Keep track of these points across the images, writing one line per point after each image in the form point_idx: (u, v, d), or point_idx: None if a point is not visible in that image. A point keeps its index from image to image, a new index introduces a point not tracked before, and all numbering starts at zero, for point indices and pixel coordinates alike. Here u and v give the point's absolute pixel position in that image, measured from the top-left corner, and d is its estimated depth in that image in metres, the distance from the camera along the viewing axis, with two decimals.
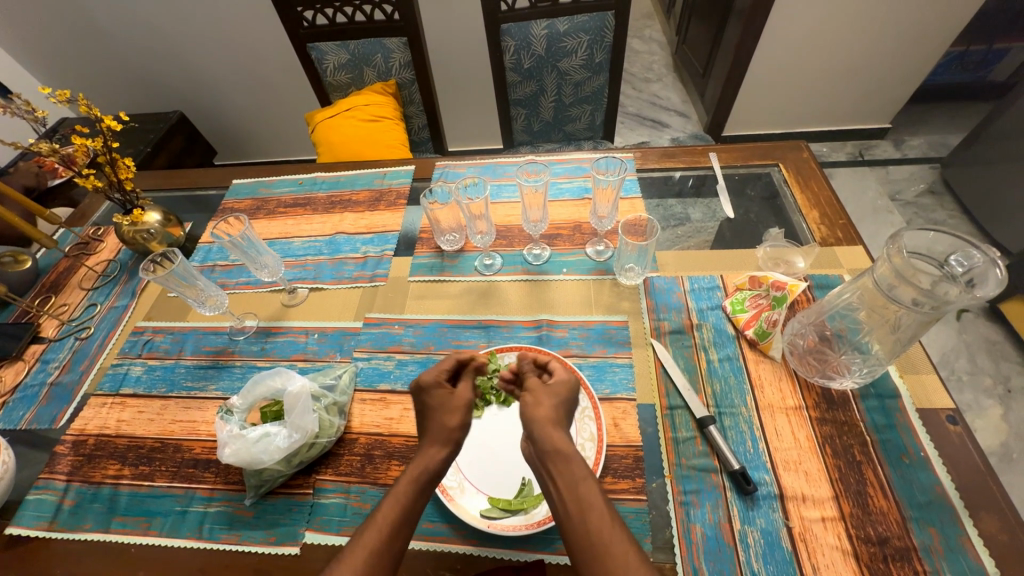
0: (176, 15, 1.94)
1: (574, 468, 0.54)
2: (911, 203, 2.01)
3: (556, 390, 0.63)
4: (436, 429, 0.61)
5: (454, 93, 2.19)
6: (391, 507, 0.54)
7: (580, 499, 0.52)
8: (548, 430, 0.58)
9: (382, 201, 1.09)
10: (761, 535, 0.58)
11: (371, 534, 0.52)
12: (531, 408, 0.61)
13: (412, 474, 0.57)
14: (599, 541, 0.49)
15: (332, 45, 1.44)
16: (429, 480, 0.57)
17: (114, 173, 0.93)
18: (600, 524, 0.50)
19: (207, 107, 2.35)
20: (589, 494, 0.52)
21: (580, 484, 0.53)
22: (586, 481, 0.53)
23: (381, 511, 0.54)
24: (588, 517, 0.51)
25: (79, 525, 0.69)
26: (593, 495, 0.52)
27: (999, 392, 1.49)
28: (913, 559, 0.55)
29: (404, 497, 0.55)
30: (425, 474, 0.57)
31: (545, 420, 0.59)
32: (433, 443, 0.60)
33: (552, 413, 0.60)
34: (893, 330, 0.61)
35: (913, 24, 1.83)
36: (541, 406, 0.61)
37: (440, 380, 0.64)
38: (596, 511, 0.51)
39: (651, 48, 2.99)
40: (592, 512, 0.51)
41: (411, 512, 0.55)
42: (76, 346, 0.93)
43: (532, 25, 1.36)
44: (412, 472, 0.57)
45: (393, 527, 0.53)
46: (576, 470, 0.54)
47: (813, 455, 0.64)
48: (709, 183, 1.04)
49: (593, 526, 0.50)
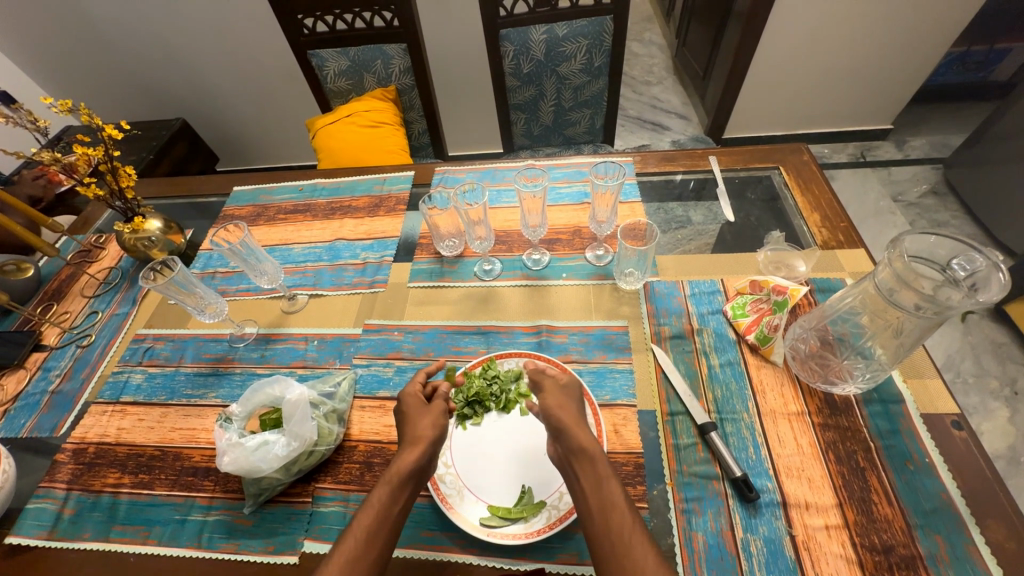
0: (178, 23, 1.95)
1: (598, 468, 0.54)
2: (914, 204, 2.00)
3: (571, 393, 0.65)
4: (412, 430, 0.62)
5: (455, 98, 2.20)
6: (366, 514, 0.54)
7: (603, 499, 0.52)
8: (574, 429, 0.58)
9: (381, 207, 1.09)
10: (764, 543, 0.57)
11: (350, 541, 0.51)
12: (555, 407, 0.62)
13: (383, 478, 0.57)
14: (620, 541, 0.48)
15: (332, 52, 1.45)
16: (407, 481, 0.57)
17: (115, 182, 0.93)
18: (622, 524, 0.50)
19: (209, 114, 2.36)
20: (612, 493, 0.52)
21: (604, 483, 0.53)
22: (609, 481, 0.53)
23: (358, 517, 0.53)
24: (609, 517, 0.51)
25: (78, 534, 0.69)
26: (616, 495, 0.52)
27: (1005, 394, 1.47)
28: (918, 566, 0.54)
29: (377, 502, 0.55)
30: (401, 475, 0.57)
31: (570, 421, 0.59)
32: (409, 445, 0.60)
33: (572, 416, 0.60)
34: (896, 335, 0.60)
35: (913, 24, 1.82)
36: (566, 408, 0.61)
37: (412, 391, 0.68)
38: (617, 511, 0.50)
39: (650, 51, 2.99)
40: (614, 512, 0.50)
41: (387, 516, 0.54)
42: (77, 354, 0.93)
43: (530, 30, 1.36)
44: (389, 474, 0.57)
45: (370, 532, 0.52)
46: (601, 469, 0.54)
47: (816, 461, 0.63)
48: (709, 185, 1.04)
49: (615, 525, 0.50)
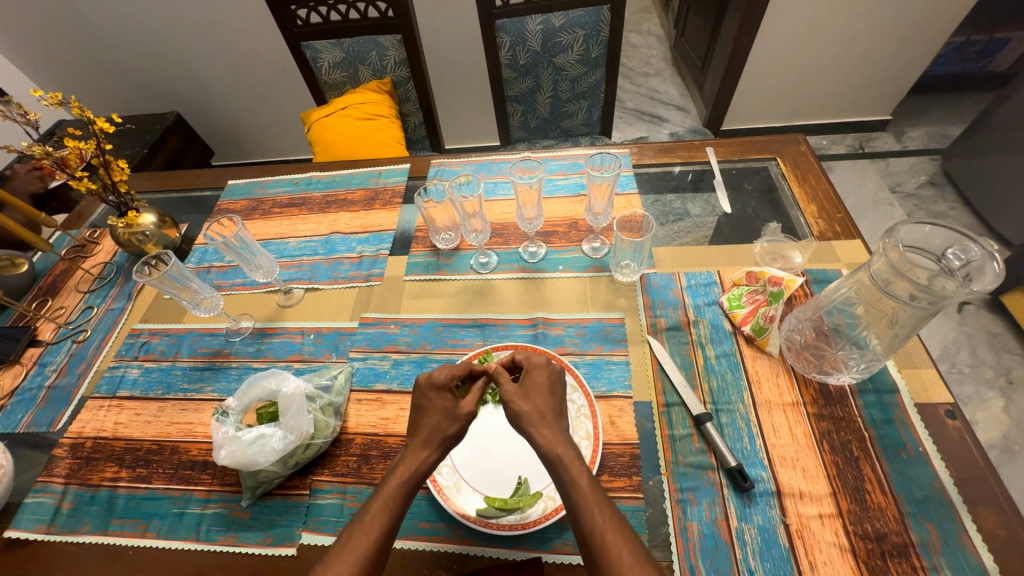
0: (170, 15, 1.93)
1: (569, 469, 0.53)
2: (912, 195, 1.99)
3: (537, 380, 0.62)
4: (423, 426, 0.61)
5: (451, 90, 2.18)
6: (381, 514, 0.54)
7: (577, 501, 0.52)
8: (535, 428, 0.57)
9: (377, 200, 1.09)
10: (758, 532, 0.58)
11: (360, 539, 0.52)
12: (517, 399, 0.60)
13: (399, 479, 0.56)
14: (599, 541, 0.49)
15: (327, 44, 1.44)
16: (417, 481, 0.57)
17: (108, 176, 0.93)
18: (597, 522, 0.50)
19: (204, 107, 2.34)
20: (583, 494, 0.52)
21: (572, 484, 0.52)
22: (580, 480, 0.53)
23: (370, 513, 0.54)
24: (580, 516, 0.51)
25: (77, 528, 0.69)
26: (587, 495, 0.52)
27: (1000, 383, 1.48)
28: (911, 554, 0.55)
29: (394, 504, 0.55)
30: (414, 477, 0.57)
31: (534, 418, 0.58)
32: (417, 444, 0.59)
33: (537, 410, 0.59)
34: (891, 325, 0.60)
35: (913, 13, 1.81)
36: (530, 400, 0.60)
37: (450, 385, 0.62)
38: (590, 511, 0.51)
39: (649, 42, 2.97)
40: (584, 512, 0.51)
41: (398, 518, 0.55)
42: (72, 349, 0.93)
43: (526, 21, 1.34)
44: (401, 475, 0.57)
45: (385, 533, 0.53)
46: (567, 471, 0.53)
47: (810, 451, 0.63)
48: (707, 177, 1.03)
49: (588, 523, 0.50)
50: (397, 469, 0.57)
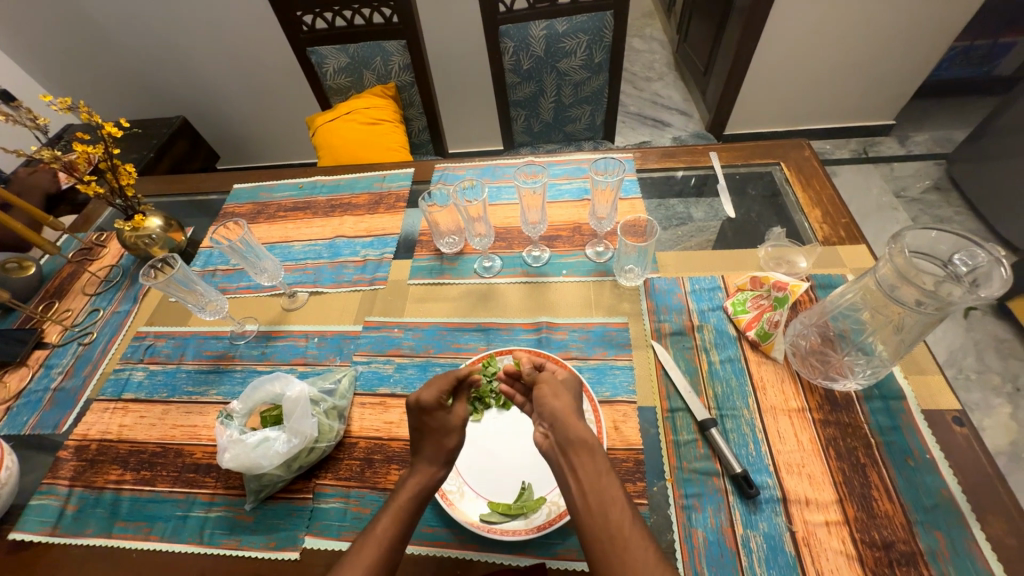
0: (178, 20, 1.95)
1: (597, 463, 0.53)
2: (917, 200, 1.99)
3: (568, 385, 0.64)
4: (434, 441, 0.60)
5: (455, 94, 2.19)
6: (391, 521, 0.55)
7: (602, 493, 0.51)
8: (570, 422, 0.57)
9: (381, 204, 1.09)
10: (764, 539, 0.58)
11: (370, 547, 0.53)
12: (549, 398, 0.60)
13: (411, 492, 0.58)
14: (621, 538, 0.48)
15: (332, 49, 1.45)
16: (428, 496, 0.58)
17: (115, 180, 0.93)
18: (621, 521, 0.49)
19: (210, 112, 2.36)
20: (610, 489, 0.52)
21: (599, 479, 0.52)
22: (607, 476, 0.53)
23: (380, 523, 0.55)
24: (609, 512, 0.50)
25: (81, 530, 0.69)
26: (614, 491, 0.51)
27: (1007, 390, 1.47)
28: (919, 563, 0.54)
29: (405, 513, 0.56)
30: (425, 490, 0.58)
31: (567, 413, 0.58)
32: (426, 460, 0.59)
33: (568, 407, 0.59)
34: (897, 331, 0.60)
35: (916, 19, 1.81)
36: (561, 398, 0.60)
37: (440, 401, 0.60)
38: (617, 506, 0.50)
39: (651, 47, 2.98)
40: (613, 508, 0.50)
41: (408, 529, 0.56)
42: (78, 351, 0.93)
43: (530, 26, 1.35)
44: (411, 488, 0.58)
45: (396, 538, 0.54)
46: (600, 463, 0.53)
47: (817, 457, 0.63)
48: (710, 182, 1.03)
49: (613, 522, 0.49)
50: (407, 482, 0.59)
